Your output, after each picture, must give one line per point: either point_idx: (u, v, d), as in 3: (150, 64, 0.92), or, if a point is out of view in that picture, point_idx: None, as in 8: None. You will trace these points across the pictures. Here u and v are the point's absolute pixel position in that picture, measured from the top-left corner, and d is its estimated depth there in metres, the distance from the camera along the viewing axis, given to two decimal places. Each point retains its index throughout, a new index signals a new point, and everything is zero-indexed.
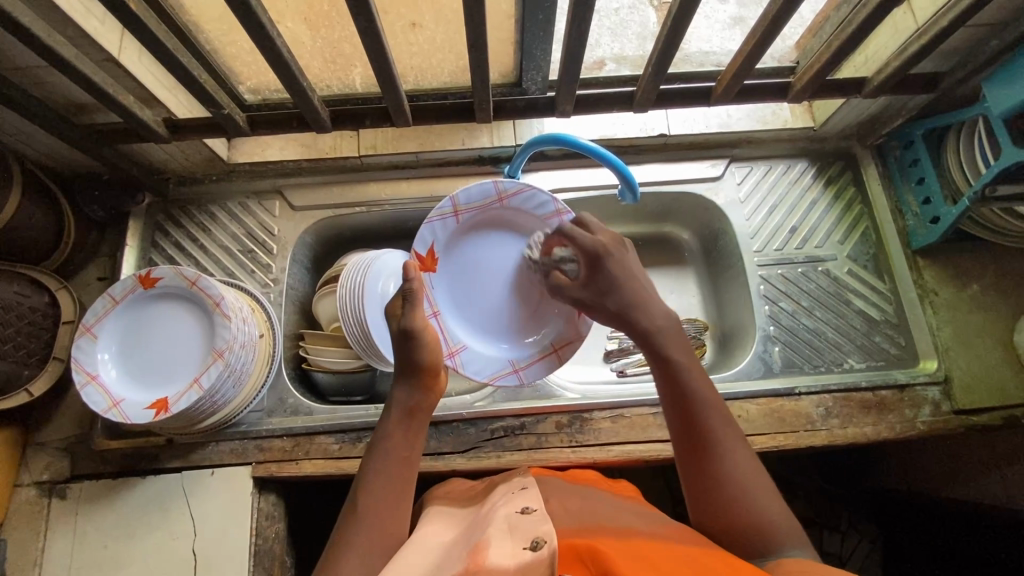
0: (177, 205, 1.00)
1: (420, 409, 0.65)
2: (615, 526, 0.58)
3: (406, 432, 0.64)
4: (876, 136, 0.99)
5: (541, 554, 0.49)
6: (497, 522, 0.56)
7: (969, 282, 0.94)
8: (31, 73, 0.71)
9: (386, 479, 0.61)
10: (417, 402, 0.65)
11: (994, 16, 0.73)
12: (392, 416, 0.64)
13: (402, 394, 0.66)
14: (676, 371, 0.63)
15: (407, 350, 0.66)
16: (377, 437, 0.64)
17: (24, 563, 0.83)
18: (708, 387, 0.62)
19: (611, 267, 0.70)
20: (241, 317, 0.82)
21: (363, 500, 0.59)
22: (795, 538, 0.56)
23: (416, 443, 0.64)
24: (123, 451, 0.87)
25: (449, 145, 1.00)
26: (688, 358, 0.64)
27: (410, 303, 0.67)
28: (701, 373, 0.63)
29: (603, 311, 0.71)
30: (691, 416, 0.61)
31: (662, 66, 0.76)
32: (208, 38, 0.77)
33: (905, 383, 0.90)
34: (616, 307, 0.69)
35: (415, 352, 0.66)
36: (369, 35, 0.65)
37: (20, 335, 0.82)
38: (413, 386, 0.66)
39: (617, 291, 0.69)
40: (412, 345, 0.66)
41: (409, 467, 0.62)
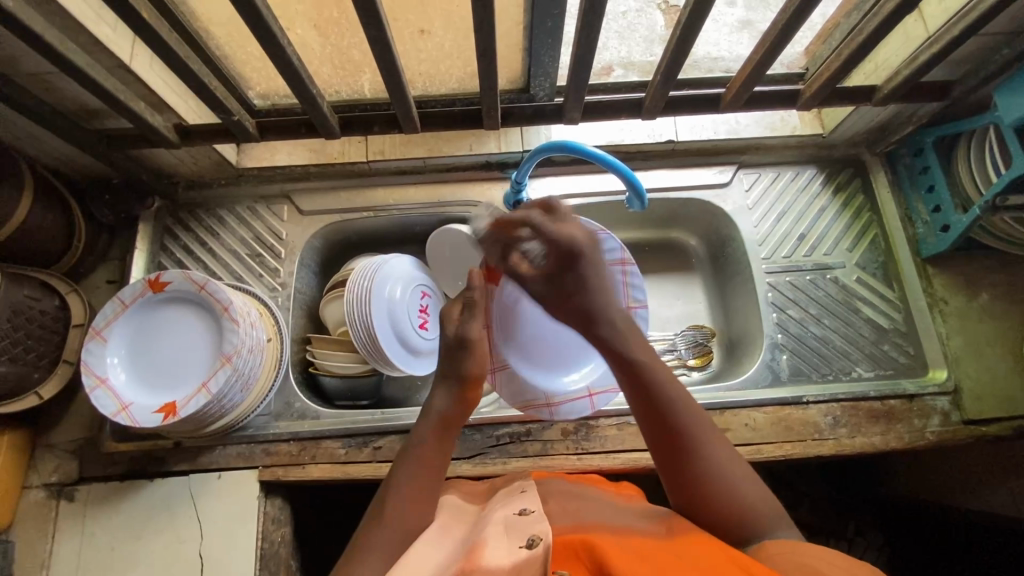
0: (186, 209, 1.01)
1: (454, 420, 0.66)
2: (611, 526, 0.57)
3: (442, 441, 0.64)
4: (886, 143, 0.99)
5: (536, 551, 0.49)
6: (495, 523, 0.56)
7: (979, 291, 0.93)
8: (43, 79, 0.72)
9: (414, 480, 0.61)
10: (451, 411, 0.65)
11: (1007, 24, 0.72)
12: (427, 421, 0.65)
13: (437, 401, 0.66)
14: (641, 371, 0.62)
15: (452, 358, 0.68)
16: (410, 442, 0.64)
17: (33, 564, 0.84)
18: (674, 381, 0.62)
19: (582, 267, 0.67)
20: (249, 321, 0.82)
21: (391, 500, 0.59)
22: (778, 520, 0.56)
23: (448, 453, 0.64)
24: (131, 454, 0.88)
25: (456, 150, 1.00)
26: (649, 356, 0.64)
27: (467, 312, 0.70)
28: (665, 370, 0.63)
29: (563, 307, 0.68)
30: (660, 413, 0.60)
31: (671, 73, 0.76)
32: (219, 44, 0.77)
33: (914, 393, 0.89)
34: (580, 308, 0.67)
35: (463, 362, 0.67)
36: (379, 43, 0.65)
37: (31, 339, 0.82)
38: (450, 396, 0.66)
39: (585, 291, 0.67)
40: (461, 355, 0.67)
41: (439, 472, 0.63)
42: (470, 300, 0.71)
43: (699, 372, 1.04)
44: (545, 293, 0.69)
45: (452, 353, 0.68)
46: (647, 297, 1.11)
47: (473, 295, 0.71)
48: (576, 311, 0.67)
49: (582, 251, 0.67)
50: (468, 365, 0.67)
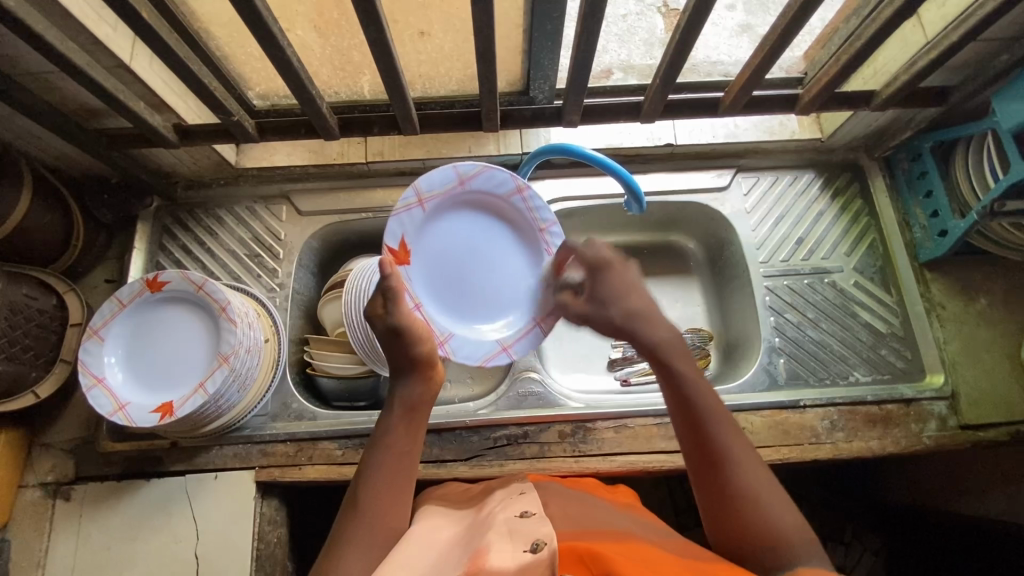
0: (185, 209, 1.01)
1: (418, 406, 0.65)
2: (614, 531, 0.57)
3: (409, 427, 0.63)
4: (884, 148, 0.99)
5: (541, 555, 0.49)
6: (496, 526, 0.56)
7: (977, 296, 0.93)
8: (43, 78, 0.72)
9: (386, 473, 0.60)
10: (414, 398, 0.65)
11: (1004, 30, 0.72)
12: (393, 411, 0.64)
13: (403, 390, 0.65)
14: (684, 388, 0.62)
15: (396, 346, 0.66)
16: (378, 432, 0.63)
17: (28, 564, 0.83)
18: (719, 403, 0.61)
19: (608, 279, 0.69)
20: (247, 322, 0.82)
21: (362, 495, 0.59)
22: (812, 551, 0.53)
23: (418, 439, 0.63)
24: (127, 454, 0.87)
25: (455, 152, 1.00)
26: (694, 370, 0.63)
27: (391, 301, 0.65)
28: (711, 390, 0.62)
29: (606, 324, 0.68)
30: (702, 429, 0.59)
31: (671, 77, 0.76)
32: (218, 45, 0.77)
33: (911, 398, 0.89)
34: (616, 323, 0.67)
35: (409, 346, 0.65)
36: (379, 45, 0.65)
37: (29, 338, 0.82)
38: (411, 381, 0.65)
39: (631, 312, 0.67)
40: (402, 343, 0.65)
41: (409, 461, 0.61)
42: (387, 287, 0.65)
43: None
44: (590, 317, 0.70)
45: (390, 343, 0.65)
46: None
47: (390, 282, 0.65)
48: (616, 327, 0.68)
49: (613, 271, 0.70)
50: (418, 347, 0.66)
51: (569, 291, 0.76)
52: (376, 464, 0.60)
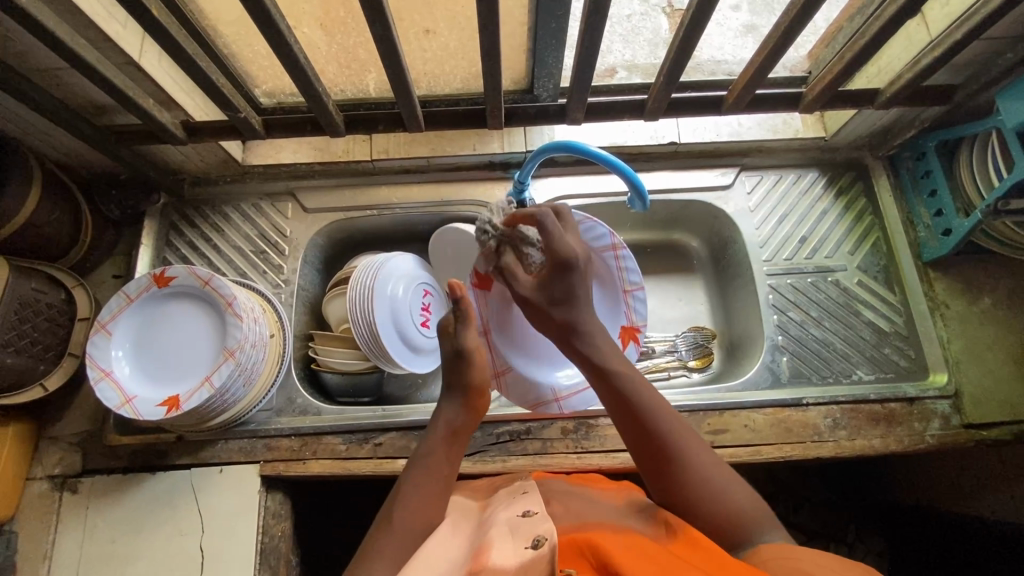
0: (192, 206, 1.02)
1: (463, 430, 0.68)
2: (616, 524, 0.57)
3: (451, 449, 0.66)
4: (888, 147, 0.99)
5: (542, 553, 0.49)
6: (499, 524, 0.56)
7: (981, 296, 0.93)
8: (54, 75, 0.73)
9: (422, 488, 0.62)
10: (461, 423, 0.68)
11: (1008, 29, 0.72)
12: (437, 431, 0.67)
13: (448, 412, 0.69)
14: (616, 382, 0.64)
15: (455, 370, 0.70)
16: (420, 451, 0.66)
17: (35, 555, 0.84)
18: (653, 390, 0.64)
19: (575, 277, 0.67)
20: (253, 317, 0.83)
21: (398, 510, 0.60)
22: (767, 522, 0.56)
23: (457, 463, 0.66)
24: (134, 447, 0.88)
25: (460, 150, 1.00)
26: (627, 369, 0.65)
27: (462, 322, 0.70)
28: (644, 380, 0.64)
29: (551, 320, 0.68)
30: (641, 420, 0.61)
31: (674, 75, 0.77)
32: (226, 42, 0.78)
33: (914, 397, 0.89)
34: (563, 319, 0.67)
35: (467, 373, 0.70)
36: (385, 42, 0.66)
37: (37, 331, 0.83)
38: (460, 407, 0.69)
39: (573, 304, 0.68)
40: (461, 368, 0.70)
41: (448, 484, 0.64)
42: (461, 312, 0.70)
43: (699, 374, 1.05)
44: (535, 302, 0.69)
45: (453, 367, 0.70)
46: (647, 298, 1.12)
47: (461, 306, 0.70)
48: (558, 323, 0.68)
49: (578, 264, 0.67)
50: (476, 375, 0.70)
51: (512, 251, 0.73)
52: (416, 478, 0.63)
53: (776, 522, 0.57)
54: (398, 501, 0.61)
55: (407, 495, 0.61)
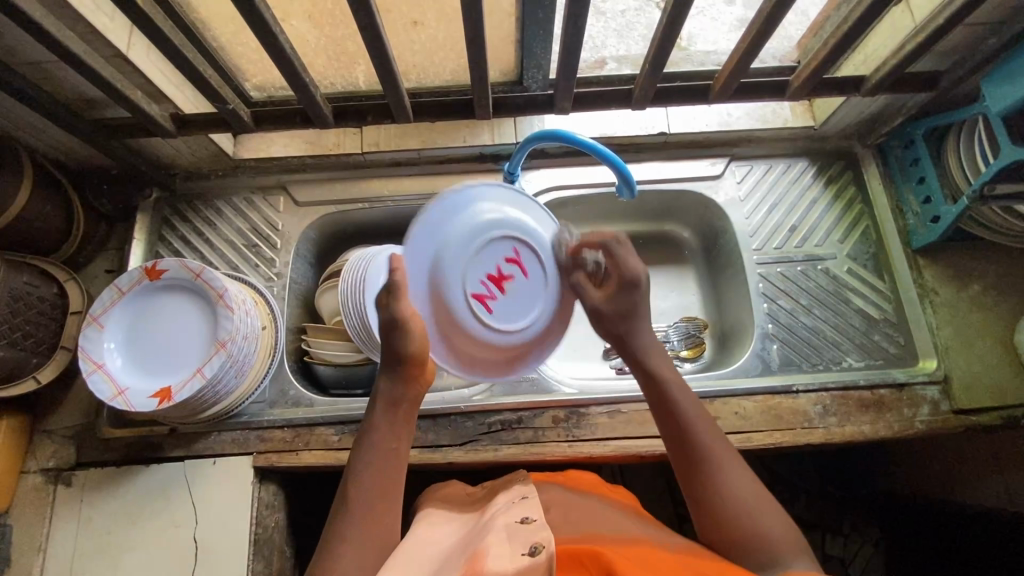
0: (184, 200, 1.02)
1: (403, 402, 0.64)
2: (614, 534, 0.59)
3: (393, 425, 0.63)
4: (876, 135, 1.00)
5: (538, 560, 0.50)
6: (497, 528, 0.56)
7: (970, 282, 0.93)
8: (42, 68, 0.73)
9: (376, 469, 0.61)
10: (400, 395, 0.64)
11: (992, 14, 0.73)
12: (376, 408, 0.64)
13: (386, 386, 0.64)
14: (661, 386, 0.66)
15: (390, 341, 0.63)
16: (364, 431, 0.63)
17: (29, 548, 0.85)
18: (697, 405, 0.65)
19: (640, 298, 0.70)
20: (244, 309, 0.83)
21: (352, 494, 0.60)
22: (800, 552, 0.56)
23: (403, 435, 0.64)
24: (128, 440, 0.89)
25: (450, 142, 1.00)
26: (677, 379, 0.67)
27: (394, 294, 0.63)
28: (686, 389, 0.66)
29: (608, 331, 0.71)
30: (682, 431, 0.63)
31: (659, 63, 0.77)
32: (215, 35, 0.78)
33: (903, 383, 0.90)
34: (617, 332, 0.70)
35: (400, 341, 0.63)
36: (370, 32, 0.66)
37: (29, 324, 0.84)
38: (396, 378, 0.64)
39: (633, 319, 0.70)
40: (396, 336, 0.63)
41: (396, 460, 0.62)
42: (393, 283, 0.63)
43: (691, 364, 1.05)
44: (603, 313, 0.70)
45: (386, 334, 0.63)
46: None
47: (398, 278, 0.64)
48: (616, 334, 0.70)
49: (643, 283, 0.70)
50: (410, 345, 0.63)
51: (583, 270, 0.73)
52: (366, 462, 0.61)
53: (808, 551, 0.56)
54: (351, 488, 0.60)
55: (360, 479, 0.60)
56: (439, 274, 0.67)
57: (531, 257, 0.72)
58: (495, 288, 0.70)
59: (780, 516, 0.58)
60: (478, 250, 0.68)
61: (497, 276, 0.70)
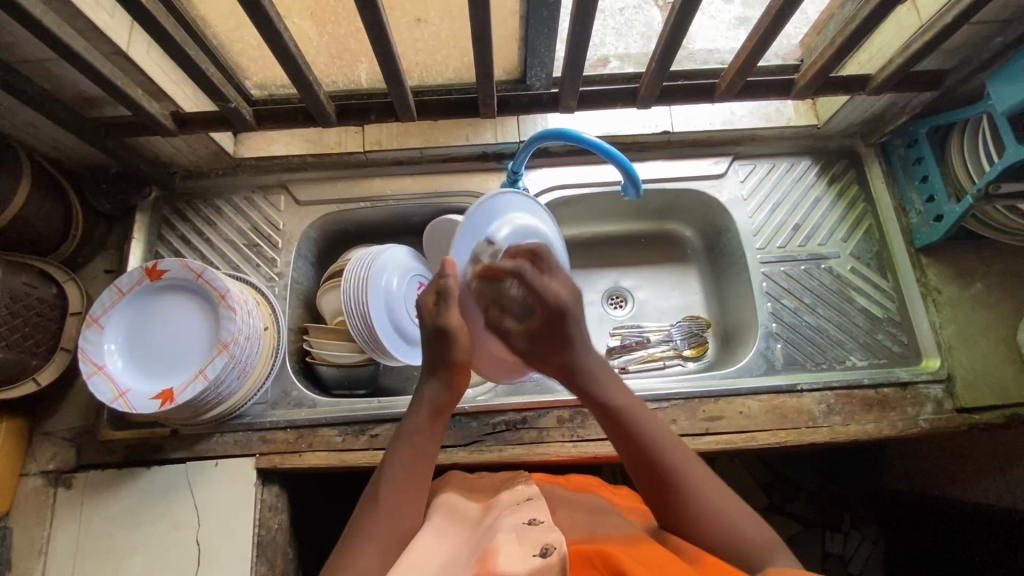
0: (184, 199, 1.01)
1: (444, 409, 0.69)
2: (622, 536, 0.59)
3: (433, 431, 0.67)
4: (880, 134, 0.99)
5: (550, 562, 0.49)
6: (504, 528, 0.56)
7: (973, 281, 0.93)
8: (41, 66, 0.72)
9: (410, 466, 0.64)
10: (443, 402, 0.69)
11: (999, 13, 0.73)
12: (420, 412, 0.68)
13: (431, 391, 0.69)
14: (618, 412, 0.65)
15: (438, 346, 0.69)
16: (403, 430, 0.67)
17: (30, 551, 0.84)
18: (652, 419, 0.65)
19: (573, 326, 0.67)
20: (246, 310, 0.83)
21: (385, 489, 0.61)
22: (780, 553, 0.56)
23: (438, 442, 0.67)
24: (129, 443, 0.88)
25: (453, 140, 1.00)
26: (627, 398, 0.66)
27: (443, 301, 0.69)
28: (642, 410, 0.66)
29: (549, 364, 0.69)
30: (644, 454, 0.62)
31: (665, 63, 0.77)
32: (215, 32, 0.77)
33: (907, 381, 0.90)
34: (558, 361, 0.68)
35: (446, 350, 0.69)
36: (375, 29, 0.65)
37: (28, 325, 0.82)
38: (441, 385, 0.69)
39: (570, 343, 0.68)
40: (443, 345, 0.69)
41: (431, 463, 0.65)
42: (445, 288, 0.69)
43: (694, 363, 1.05)
44: (533, 352, 0.69)
45: (433, 343, 0.69)
46: (643, 288, 1.12)
47: (447, 283, 0.69)
48: (556, 364, 0.68)
49: (569, 307, 0.67)
50: (454, 354, 0.69)
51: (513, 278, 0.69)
52: (399, 458, 0.64)
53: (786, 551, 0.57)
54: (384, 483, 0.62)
55: (391, 473, 0.63)
56: (482, 284, 0.72)
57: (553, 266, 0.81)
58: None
59: (750, 515, 0.59)
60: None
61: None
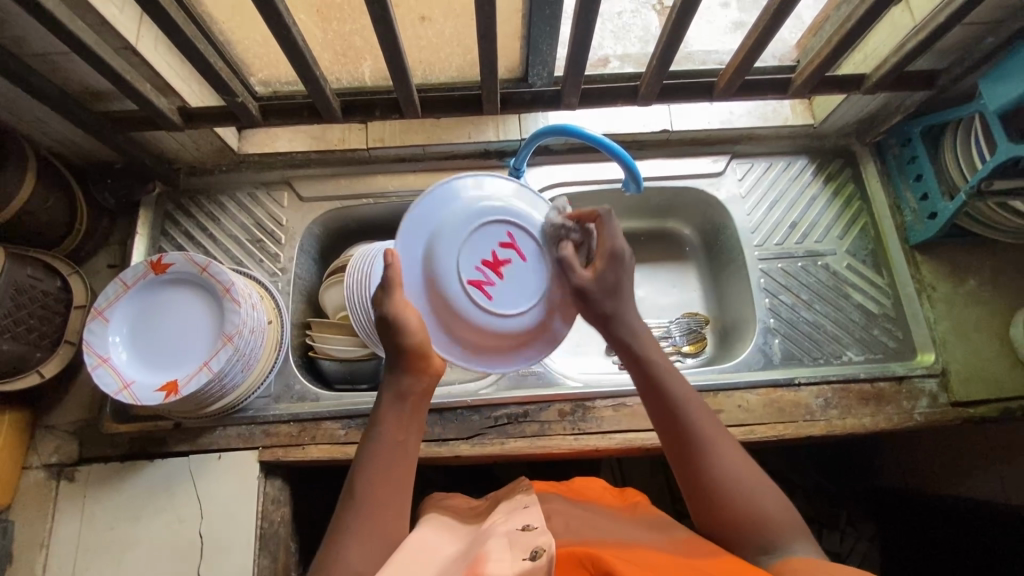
0: (188, 195, 1.02)
1: (411, 394, 0.65)
2: (616, 541, 0.59)
3: (401, 420, 0.64)
4: (875, 133, 1.01)
5: (538, 564, 0.50)
6: (498, 536, 0.56)
7: (966, 277, 0.95)
8: (49, 59, 0.73)
9: (380, 458, 0.61)
10: (407, 387, 0.65)
11: (991, 13, 0.75)
12: (384, 402, 0.65)
13: (391, 378, 0.66)
14: (652, 371, 0.66)
15: (389, 334, 0.66)
16: (371, 424, 0.64)
17: (32, 544, 0.84)
18: (687, 386, 0.65)
19: (626, 276, 0.70)
20: (250, 303, 0.83)
21: (358, 484, 0.60)
22: (798, 535, 0.56)
23: (413, 428, 0.64)
24: (132, 435, 0.88)
25: (455, 138, 1.01)
26: (663, 361, 0.67)
27: (387, 289, 0.67)
28: (676, 372, 0.67)
29: (594, 309, 0.70)
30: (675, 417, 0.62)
31: (665, 62, 0.78)
32: (222, 29, 0.79)
33: (903, 375, 0.91)
34: (604, 310, 0.70)
35: (403, 335, 0.65)
36: (382, 24, 0.66)
37: (33, 318, 0.83)
38: (402, 369, 0.65)
39: (618, 297, 0.70)
40: (394, 331, 0.65)
41: (405, 451, 0.62)
42: (385, 276, 0.67)
43: (693, 359, 1.06)
44: (589, 290, 0.70)
45: (383, 331, 0.66)
46: (642, 285, 1.13)
47: (388, 272, 0.67)
48: (600, 313, 0.70)
49: (624, 258, 0.70)
50: (409, 338, 0.65)
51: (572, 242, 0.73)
52: (367, 453, 0.62)
53: (806, 533, 0.57)
54: (356, 479, 0.60)
55: (363, 476, 0.60)
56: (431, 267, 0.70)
57: (528, 240, 0.74)
58: (493, 274, 0.72)
59: (774, 493, 0.59)
60: (468, 239, 0.71)
61: (493, 262, 0.72)
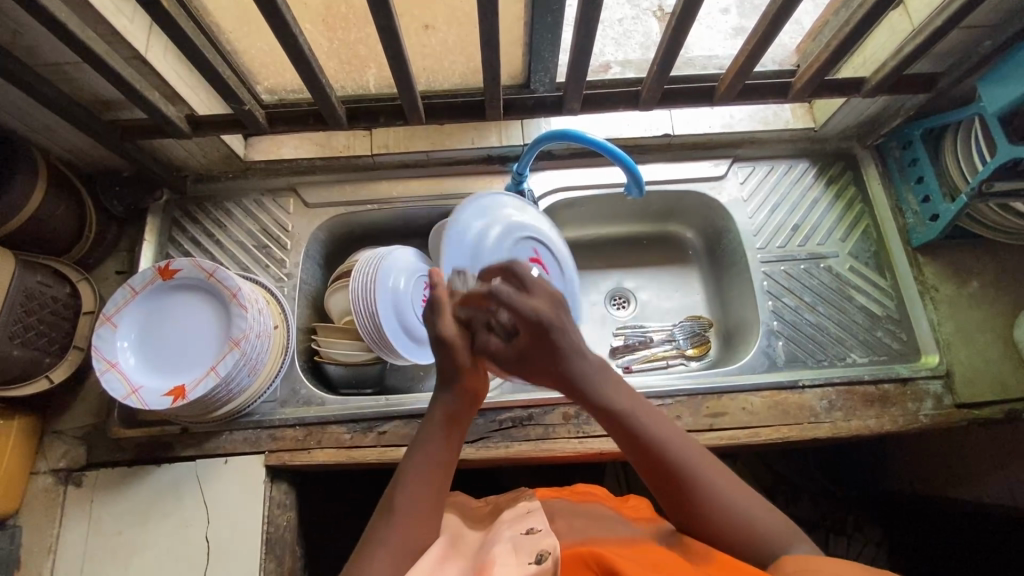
0: (194, 202, 1.03)
1: (458, 417, 0.66)
2: (618, 538, 0.60)
3: (448, 440, 0.65)
4: (876, 136, 1.02)
5: (544, 567, 0.51)
6: (503, 540, 0.57)
7: (970, 279, 0.95)
8: (61, 70, 0.74)
9: (423, 474, 0.62)
10: (456, 409, 0.66)
11: (988, 17, 0.76)
12: (434, 420, 0.65)
13: (444, 398, 0.66)
14: (620, 422, 0.62)
15: (442, 357, 0.67)
16: (416, 440, 0.65)
17: (39, 550, 0.84)
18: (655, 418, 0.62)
19: (555, 337, 0.63)
20: (257, 308, 0.84)
21: (397, 499, 0.60)
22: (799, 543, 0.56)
23: (456, 450, 0.65)
24: (138, 440, 0.89)
25: (458, 144, 1.02)
26: (626, 396, 0.63)
27: (437, 312, 0.68)
28: (643, 408, 0.63)
29: (543, 376, 0.66)
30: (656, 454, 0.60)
31: (664, 69, 0.79)
32: (230, 39, 0.80)
33: (907, 377, 0.91)
34: (551, 371, 0.65)
35: (453, 359, 0.67)
36: (387, 33, 0.68)
37: (43, 324, 0.84)
38: (455, 394, 0.67)
39: (561, 357, 0.64)
40: (444, 351, 0.67)
41: (447, 471, 0.63)
42: (436, 300, 0.69)
43: (696, 362, 1.06)
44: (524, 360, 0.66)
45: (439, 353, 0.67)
46: (644, 289, 1.14)
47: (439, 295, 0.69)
48: (546, 373, 0.66)
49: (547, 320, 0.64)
50: (464, 359, 0.67)
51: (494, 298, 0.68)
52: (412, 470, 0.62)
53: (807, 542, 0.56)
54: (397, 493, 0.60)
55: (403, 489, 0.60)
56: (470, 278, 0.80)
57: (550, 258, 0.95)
58: None
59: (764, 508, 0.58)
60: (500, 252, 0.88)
61: None
